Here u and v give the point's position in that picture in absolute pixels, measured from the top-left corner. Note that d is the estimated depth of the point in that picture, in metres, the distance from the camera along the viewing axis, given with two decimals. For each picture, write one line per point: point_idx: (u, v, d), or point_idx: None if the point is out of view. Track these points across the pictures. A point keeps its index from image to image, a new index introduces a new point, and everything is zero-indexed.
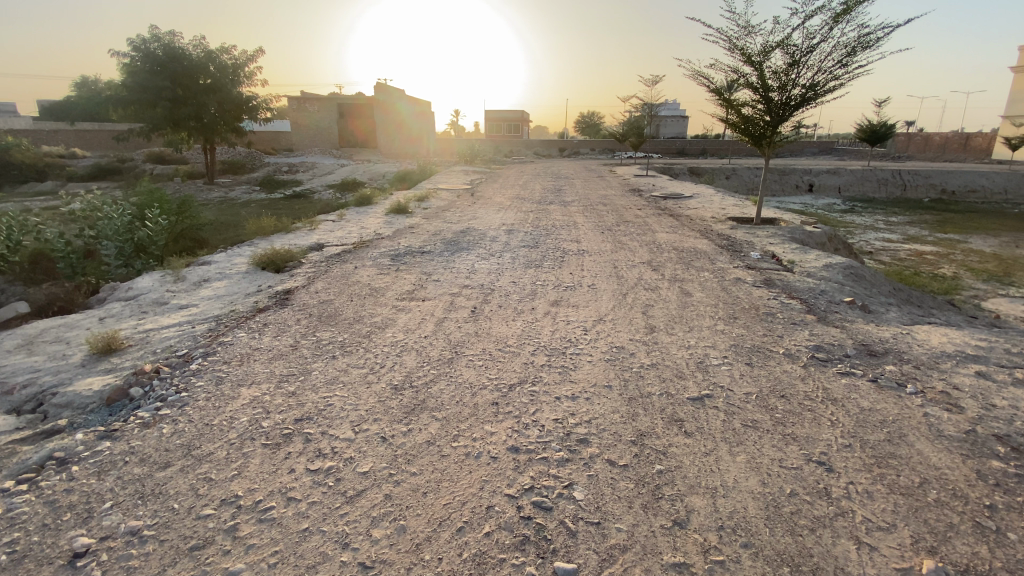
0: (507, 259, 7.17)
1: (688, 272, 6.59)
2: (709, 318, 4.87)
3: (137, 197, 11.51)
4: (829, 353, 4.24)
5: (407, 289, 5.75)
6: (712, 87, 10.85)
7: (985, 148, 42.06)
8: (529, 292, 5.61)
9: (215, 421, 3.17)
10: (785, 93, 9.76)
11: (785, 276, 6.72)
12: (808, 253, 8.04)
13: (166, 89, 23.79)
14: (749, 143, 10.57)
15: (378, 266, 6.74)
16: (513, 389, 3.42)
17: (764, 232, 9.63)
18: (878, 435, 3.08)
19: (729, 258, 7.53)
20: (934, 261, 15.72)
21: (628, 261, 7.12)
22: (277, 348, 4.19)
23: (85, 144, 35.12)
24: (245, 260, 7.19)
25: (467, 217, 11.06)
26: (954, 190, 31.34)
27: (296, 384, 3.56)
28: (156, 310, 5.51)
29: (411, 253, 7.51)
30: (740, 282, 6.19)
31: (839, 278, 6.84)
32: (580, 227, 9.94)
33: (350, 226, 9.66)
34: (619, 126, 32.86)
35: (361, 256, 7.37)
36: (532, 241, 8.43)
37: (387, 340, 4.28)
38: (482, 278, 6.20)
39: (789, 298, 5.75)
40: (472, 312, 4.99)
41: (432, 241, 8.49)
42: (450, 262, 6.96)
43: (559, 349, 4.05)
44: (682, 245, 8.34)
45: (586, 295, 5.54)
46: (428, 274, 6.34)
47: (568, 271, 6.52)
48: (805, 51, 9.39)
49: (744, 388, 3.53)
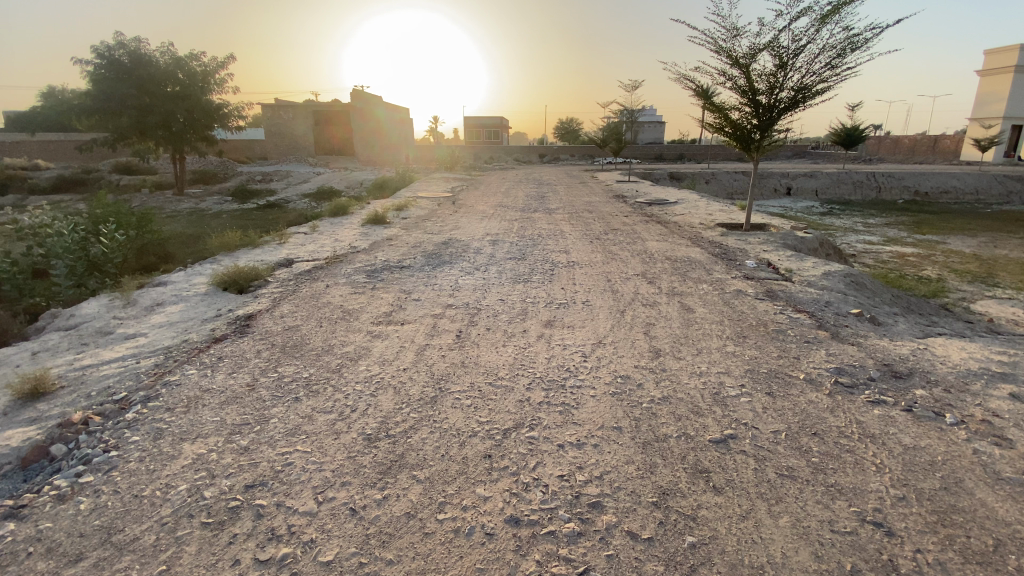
0: (493, 274, 6.69)
1: (686, 284, 6.19)
2: (717, 338, 4.44)
3: (92, 212, 10.70)
4: (853, 377, 3.84)
5: (384, 310, 5.22)
6: (698, 90, 10.55)
7: (954, 149, 43.14)
8: (518, 311, 5.12)
9: (147, 492, 2.60)
10: (773, 96, 9.48)
11: (786, 286, 6.38)
12: (805, 260, 7.73)
13: (130, 97, 22.80)
14: (737, 147, 10.29)
15: (352, 284, 6.19)
16: (508, 436, 2.92)
17: (756, 239, 9.34)
18: (931, 483, 2.67)
19: (725, 267, 7.16)
20: (916, 262, 15.75)
21: (621, 273, 6.71)
22: (231, 389, 3.61)
23: (47, 154, 33.62)
24: (205, 280, 6.56)
25: (449, 227, 10.57)
26: (927, 190, 31.90)
27: (250, 437, 3.01)
28: (99, 342, 4.87)
29: (389, 268, 6.96)
30: (742, 295, 5.80)
31: (841, 287, 6.52)
32: (567, 236, 9.51)
33: (324, 239, 9.07)
34: (599, 132, 32.77)
35: (334, 273, 6.80)
36: (518, 253, 7.98)
37: (361, 375, 3.75)
38: (467, 296, 5.71)
39: (796, 312, 5.37)
40: (456, 337, 4.47)
41: (412, 254, 7.96)
42: (431, 278, 6.44)
43: (556, 382, 3.56)
44: (675, 254, 7.96)
45: (581, 313, 5.08)
46: (408, 292, 5.82)
47: (559, 285, 6.08)
48: (793, 53, 9.11)
49: (771, 425, 3.09)
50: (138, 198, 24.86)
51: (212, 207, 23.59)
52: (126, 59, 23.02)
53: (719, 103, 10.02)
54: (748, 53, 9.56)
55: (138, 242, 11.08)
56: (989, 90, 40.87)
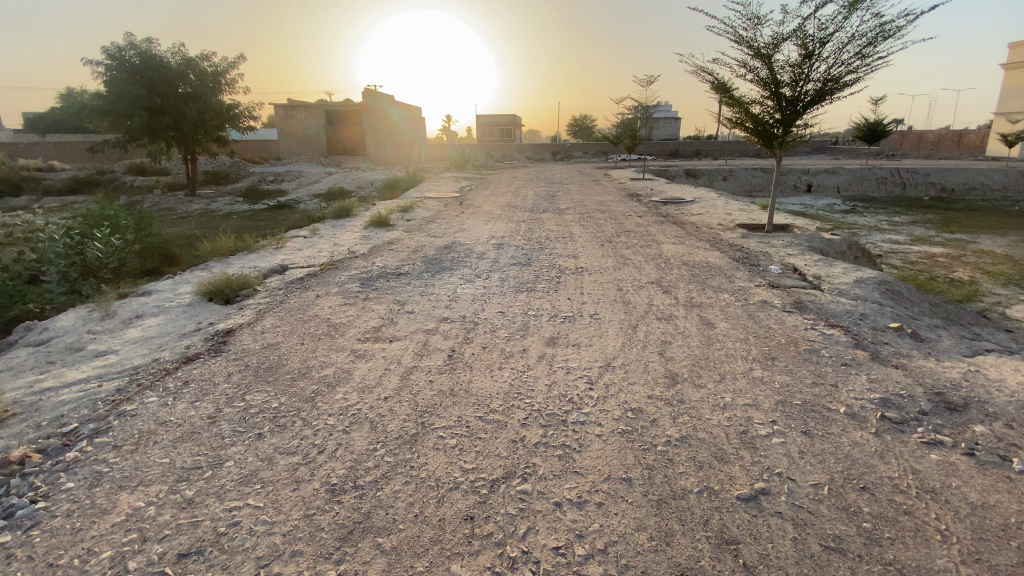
0: (495, 281, 6.23)
1: (705, 294, 5.66)
2: (741, 361, 3.93)
3: (90, 216, 10.47)
4: (902, 411, 3.31)
5: (374, 324, 4.79)
6: (716, 83, 9.96)
7: (980, 144, 41.75)
8: (518, 327, 4.65)
9: (63, 560, 2.19)
10: (797, 89, 8.87)
11: (815, 296, 5.83)
12: (834, 265, 7.14)
13: (141, 97, 22.65)
14: (757, 143, 9.68)
15: (343, 294, 5.77)
16: (496, 490, 2.46)
17: (779, 241, 8.75)
18: (1016, 558, 2.14)
19: (747, 274, 6.62)
20: (946, 263, 14.93)
21: (634, 281, 6.22)
22: (190, 423, 3.21)
23: (63, 156, 33.95)
24: (191, 289, 6.21)
25: (454, 229, 10.15)
26: (954, 187, 30.69)
27: (198, 488, 2.60)
28: (67, 360, 4.52)
29: (385, 276, 6.54)
30: (767, 307, 5.26)
31: (875, 297, 5.94)
32: (577, 239, 9.03)
33: (323, 243, 8.70)
34: (613, 129, 32.13)
35: (327, 280, 6.41)
36: (524, 258, 7.52)
37: (337, 405, 3.32)
38: (465, 307, 5.26)
39: (829, 327, 4.81)
40: (447, 357, 4.02)
41: (411, 259, 7.55)
42: (428, 287, 6.01)
43: (556, 417, 3.10)
44: (692, 259, 7.43)
45: (588, 328, 4.59)
46: (401, 303, 5.39)
47: (566, 295, 5.61)
48: (819, 43, 8.49)
49: (811, 476, 2.60)
50: (151, 199, 24.89)
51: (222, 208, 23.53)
52: (138, 60, 22.98)
53: (738, 97, 9.43)
54: (770, 43, 8.95)
55: (138, 246, 10.85)
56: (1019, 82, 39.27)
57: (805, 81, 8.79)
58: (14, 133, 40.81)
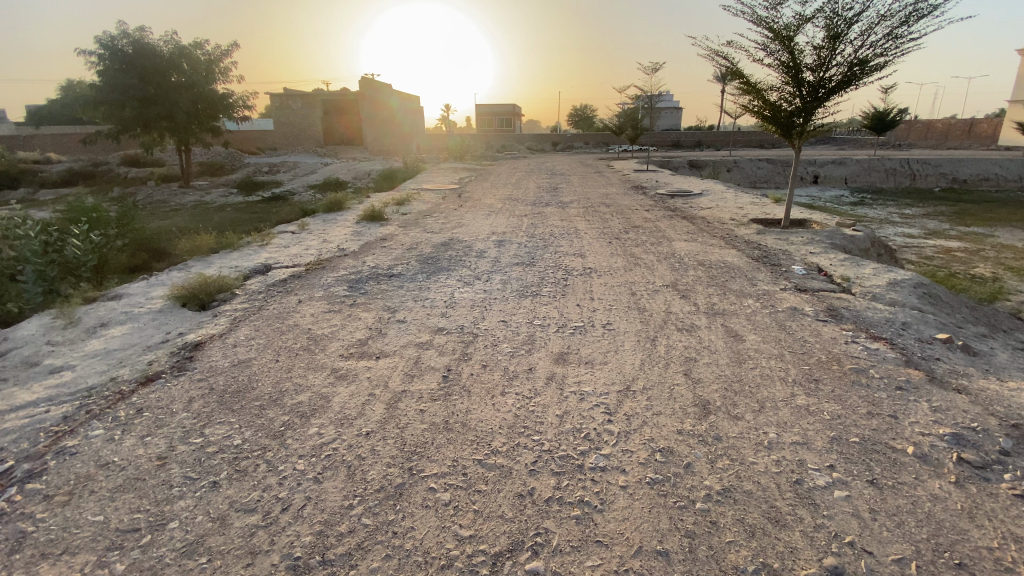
0: (495, 284, 5.70)
1: (727, 299, 5.14)
2: (781, 384, 3.41)
3: (68, 210, 9.87)
4: (980, 451, 2.80)
5: (360, 336, 4.26)
6: (731, 69, 9.34)
7: (991, 135, 40.87)
8: (522, 340, 4.12)
9: None
10: (820, 74, 8.27)
11: (848, 301, 5.31)
12: (862, 265, 6.63)
13: (132, 86, 22.01)
14: (775, 133, 9.09)
15: (328, 299, 5.25)
16: (500, 571, 1.96)
17: (799, 238, 8.21)
18: None
19: (770, 275, 6.09)
20: (963, 258, 14.40)
21: (647, 283, 5.69)
22: (136, 466, 2.70)
23: (57, 147, 33.29)
24: (164, 292, 5.68)
25: (452, 224, 9.61)
26: (965, 178, 30.01)
27: (133, 560, 2.10)
28: (16, 377, 3.93)
29: (376, 277, 6.01)
30: (798, 315, 4.74)
31: (913, 302, 5.41)
32: (583, 235, 8.49)
33: (311, 240, 8.15)
34: (615, 119, 31.42)
35: (312, 283, 5.88)
36: (526, 257, 6.99)
37: (310, 443, 2.81)
38: (463, 315, 4.74)
39: (872, 340, 4.28)
40: (441, 379, 3.50)
41: (405, 258, 7.02)
42: (422, 290, 5.47)
43: (570, 462, 2.58)
44: (708, 258, 6.91)
45: (601, 341, 4.06)
46: (392, 310, 4.86)
47: (574, 301, 5.09)
48: (846, 23, 7.88)
49: (891, 548, 2.10)
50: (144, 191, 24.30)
51: (217, 200, 22.98)
52: (129, 48, 22.28)
53: (755, 83, 8.82)
54: (792, 24, 8.34)
55: (121, 241, 10.29)
56: None
57: (830, 65, 8.19)
58: (13, 125, 40.45)
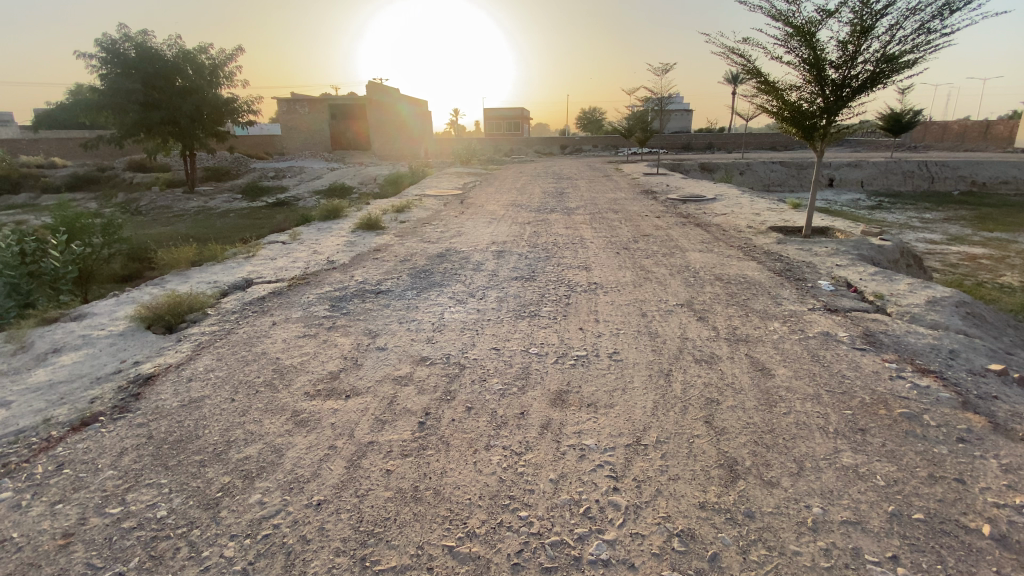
0: (490, 303, 5.17)
1: (750, 323, 4.59)
2: (821, 437, 2.86)
3: (54, 220, 9.51)
4: None
5: (332, 368, 3.74)
6: (748, 67, 8.76)
7: (1007, 136, 39.65)
8: (515, 374, 3.58)
9: None
10: (846, 71, 7.67)
11: (886, 324, 4.72)
12: (895, 280, 6.03)
13: (135, 91, 21.80)
14: (795, 135, 8.50)
15: (306, 321, 4.75)
16: None
17: (822, 248, 7.61)
18: None
19: (796, 293, 5.52)
20: (990, 266, 13.66)
21: (659, 302, 5.15)
22: (34, 546, 2.21)
23: (65, 153, 33.34)
24: (130, 312, 5.22)
25: (450, 233, 9.14)
26: (985, 181, 29.07)
27: None
28: None
29: (361, 294, 5.50)
30: (832, 343, 4.16)
31: (957, 324, 4.82)
32: (589, 245, 7.96)
33: (301, 251, 7.67)
34: (623, 122, 30.85)
35: (292, 300, 5.39)
36: (526, 270, 6.46)
37: (248, 517, 2.30)
38: (452, 340, 4.22)
39: (921, 375, 3.69)
40: (417, 425, 2.96)
41: (396, 272, 6.53)
42: (409, 310, 4.94)
43: (565, 552, 2.05)
44: (725, 272, 6.35)
45: (606, 377, 3.52)
46: (374, 334, 4.36)
47: (577, 324, 4.55)
48: (875, 16, 7.29)
49: None
50: (148, 196, 24.12)
51: (220, 206, 22.73)
52: (133, 53, 22.13)
53: (774, 82, 8.25)
54: (814, 19, 7.76)
55: (109, 250, 9.93)
56: None
57: (855, 62, 7.60)
58: (22, 129, 40.56)
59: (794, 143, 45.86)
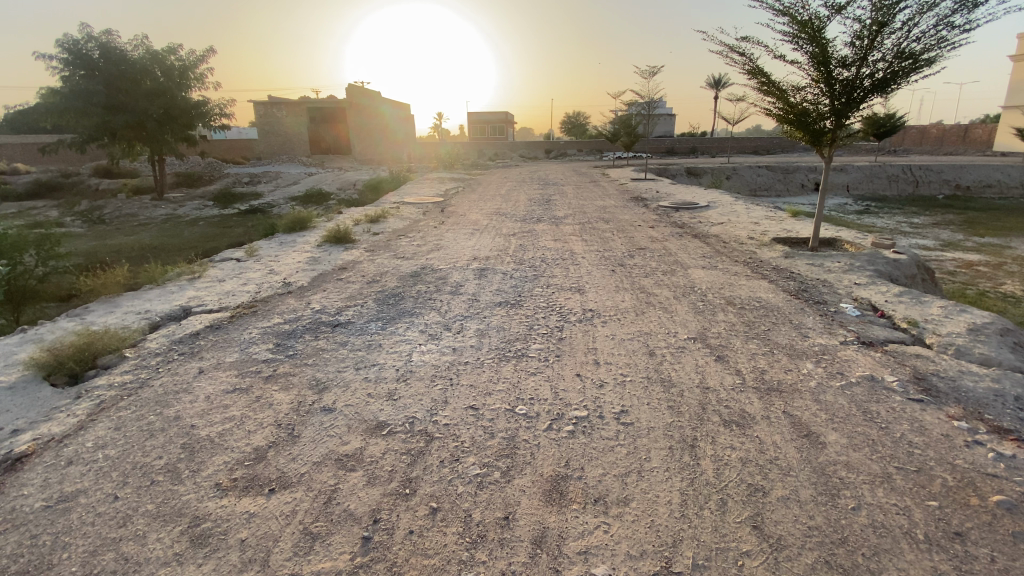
0: (469, 339, 4.34)
1: (779, 365, 3.82)
2: (910, 554, 2.11)
3: None
4: None
5: (258, 443, 2.88)
6: (749, 66, 8.09)
7: (986, 139, 39.69)
8: (497, 449, 2.74)
9: None
10: (857, 70, 7.03)
11: (934, 363, 4.00)
12: (926, 302, 5.37)
13: (98, 93, 20.52)
14: (801, 139, 7.85)
15: (241, 369, 3.86)
16: None
17: (835, 263, 6.95)
18: None
19: (820, 321, 4.82)
20: (988, 273, 13.22)
21: (667, 336, 4.37)
22: None
23: (27, 159, 31.65)
24: (28, 353, 4.27)
25: (429, 247, 8.32)
26: (968, 185, 29.10)
27: None
28: None
29: (315, 329, 4.63)
30: (883, 393, 3.41)
31: (1012, 360, 4.12)
32: (580, 261, 7.21)
33: (255, 271, 6.76)
34: (609, 127, 30.33)
35: (230, 338, 4.49)
36: (511, 294, 5.67)
37: None
38: (418, 395, 3.37)
39: (1004, 440, 2.94)
40: (359, 543, 2.13)
41: (362, 296, 5.69)
42: (369, 350, 4.10)
43: None
44: (735, 294, 5.63)
45: (617, 456, 2.69)
46: (323, 388, 3.50)
47: (572, 369, 3.73)
48: (891, 10, 6.63)
49: None
50: (113, 204, 22.80)
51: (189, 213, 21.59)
52: (97, 53, 20.88)
53: (777, 82, 7.59)
54: (823, 13, 7.09)
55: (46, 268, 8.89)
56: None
57: (869, 60, 6.96)
58: None
59: (776, 148, 46.00)
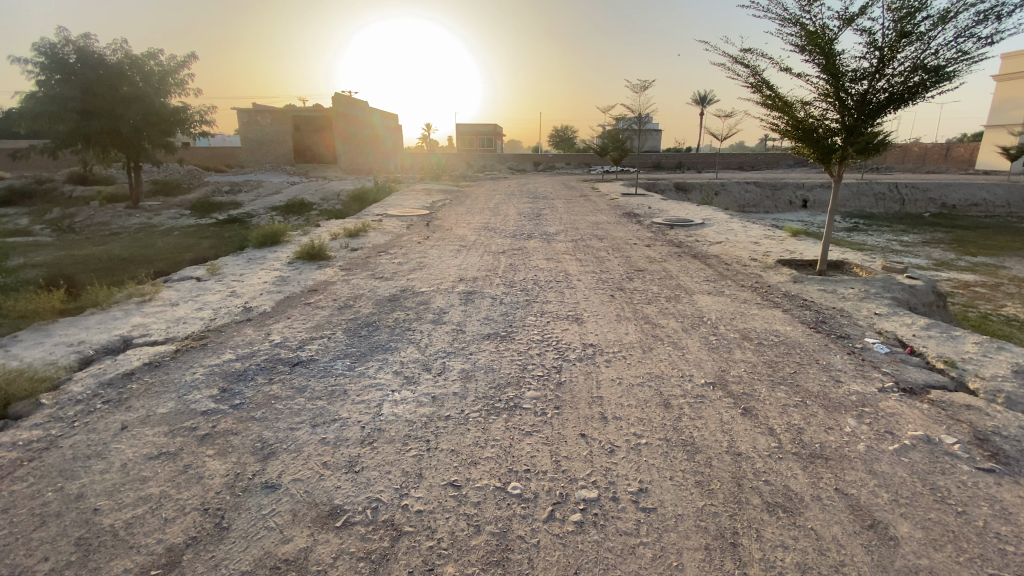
0: (452, 384, 3.70)
1: (817, 421, 3.24)
2: None
3: None
4: None
5: (175, 541, 2.22)
6: (753, 78, 7.65)
7: (969, 158, 40.32)
8: (484, 552, 2.11)
9: None
10: (870, 84, 6.62)
11: (990, 414, 3.45)
12: (957, 336, 4.87)
13: (74, 99, 19.50)
14: (808, 156, 7.42)
15: (175, 423, 3.18)
16: None
17: (849, 288, 6.48)
18: None
19: (849, 361, 4.27)
20: (988, 295, 12.93)
21: (681, 381, 3.78)
22: None
23: None
24: None
25: (410, 266, 7.69)
26: (954, 204, 29.28)
27: None
28: None
29: (271, 368, 3.96)
30: (947, 462, 2.84)
31: None
32: (575, 284, 6.65)
33: (215, 292, 6.07)
34: (597, 140, 30.10)
35: (172, 379, 3.80)
36: (501, 324, 5.04)
37: None
38: (387, 465, 2.71)
39: None
40: None
41: (332, 325, 5.03)
42: (331, 400, 3.44)
43: None
44: (749, 325, 5.09)
45: (642, 564, 2.07)
46: (269, 453, 2.84)
47: (573, 426, 3.10)
48: (908, 23, 6.23)
49: None
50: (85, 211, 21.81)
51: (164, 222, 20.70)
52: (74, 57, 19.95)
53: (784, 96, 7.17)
54: (833, 24, 6.69)
55: None
56: (1008, 96, 38.30)
57: (882, 74, 6.55)
58: None
59: (762, 164, 46.34)
